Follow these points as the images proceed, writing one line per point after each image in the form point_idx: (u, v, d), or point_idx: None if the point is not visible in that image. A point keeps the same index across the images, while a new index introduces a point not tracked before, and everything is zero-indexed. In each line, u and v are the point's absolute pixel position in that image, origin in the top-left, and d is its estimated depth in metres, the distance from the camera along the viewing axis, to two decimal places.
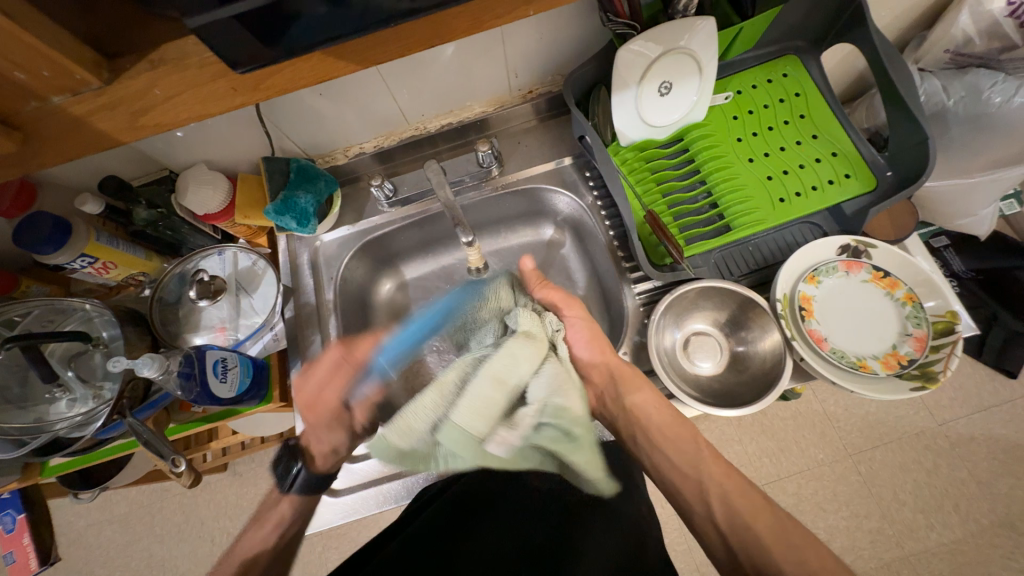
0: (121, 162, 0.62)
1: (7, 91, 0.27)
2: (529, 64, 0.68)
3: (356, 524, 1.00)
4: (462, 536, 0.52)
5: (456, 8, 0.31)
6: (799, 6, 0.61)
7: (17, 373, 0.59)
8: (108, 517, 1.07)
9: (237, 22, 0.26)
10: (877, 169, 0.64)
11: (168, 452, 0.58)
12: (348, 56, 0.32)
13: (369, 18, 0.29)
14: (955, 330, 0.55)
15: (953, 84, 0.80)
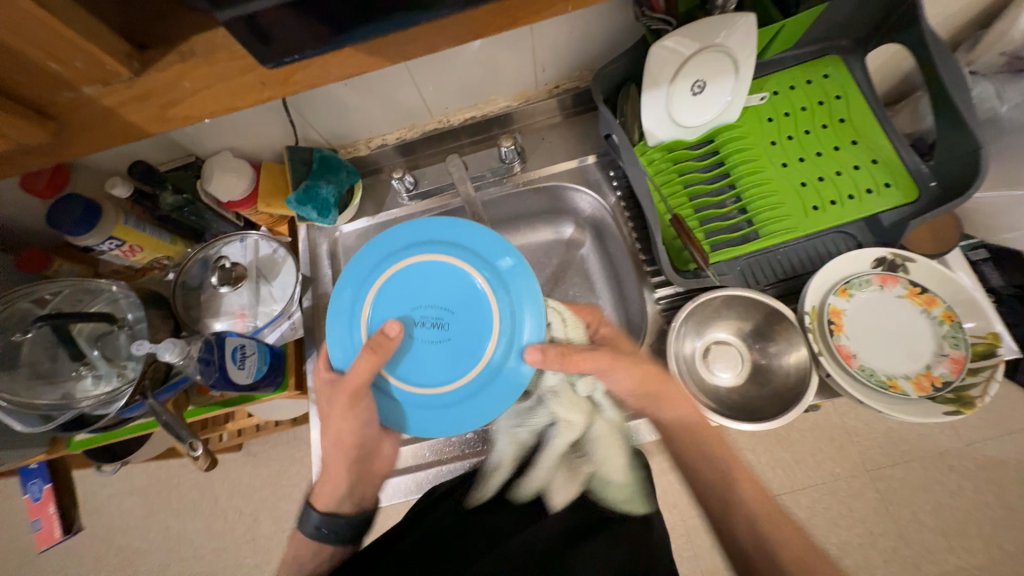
0: (149, 147, 0.63)
1: (42, 80, 0.27)
2: (558, 58, 0.66)
3: None
4: (466, 547, 0.52)
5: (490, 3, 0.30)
6: (848, 4, 0.58)
7: (47, 349, 0.61)
8: (128, 489, 1.11)
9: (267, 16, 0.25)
10: (921, 179, 0.60)
11: (186, 435, 0.61)
12: (379, 51, 0.31)
13: (402, 13, 0.28)
14: (997, 353, 0.52)
15: (1009, 88, 0.77)
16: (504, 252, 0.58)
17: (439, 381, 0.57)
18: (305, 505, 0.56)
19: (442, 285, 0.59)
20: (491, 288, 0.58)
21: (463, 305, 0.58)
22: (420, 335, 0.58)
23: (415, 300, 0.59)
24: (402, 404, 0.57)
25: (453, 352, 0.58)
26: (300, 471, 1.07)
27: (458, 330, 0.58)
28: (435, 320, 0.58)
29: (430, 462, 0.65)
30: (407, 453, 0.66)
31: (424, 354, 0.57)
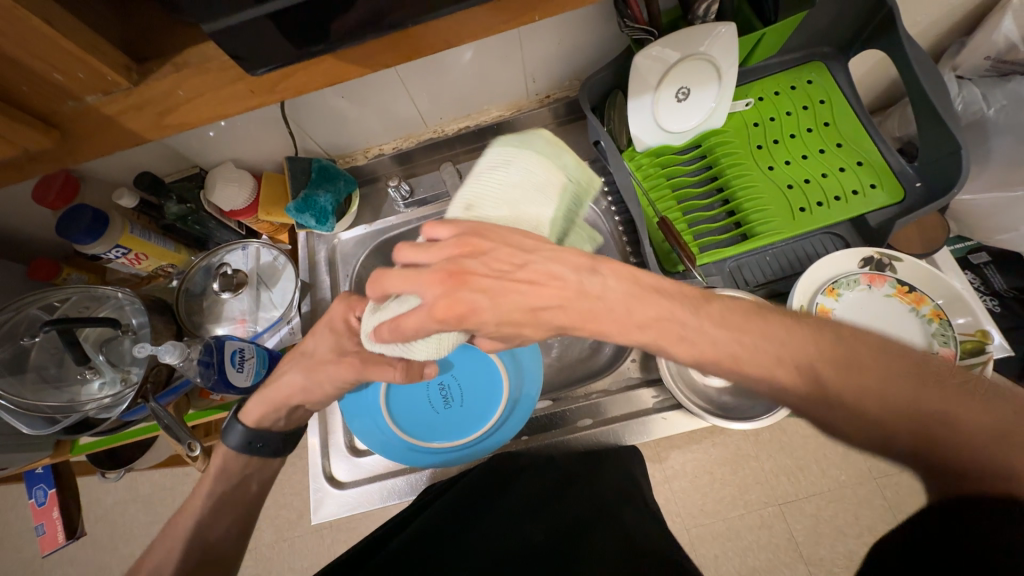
0: (155, 159, 0.66)
1: (46, 91, 0.29)
2: (548, 69, 0.68)
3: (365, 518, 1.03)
4: (466, 542, 0.51)
5: (462, 13, 0.32)
6: (827, 12, 0.60)
7: (55, 355, 0.63)
8: (131, 497, 1.12)
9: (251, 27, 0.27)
10: (905, 179, 0.61)
11: (185, 437, 0.62)
12: (361, 61, 0.33)
13: (380, 20, 0.30)
14: (987, 350, 0.53)
15: (994, 92, 0.79)
16: (532, 388, 0.63)
17: (401, 425, 0.63)
18: (230, 419, 0.58)
19: (478, 377, 0.65)
20: (507, 407, 0.63)
21: (476, 398, 0.64)
22: (431, 394, 0.65)
23: (452, 370, 0.66)
24: (363, 410, 0.63)
25: (435, 421, 0.64)
26: (300, 480, 1.07)
27: (450, 413, 0.64)
28: (446, 394, 0.65)
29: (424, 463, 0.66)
30: None
31: (419, 409, 0.64)
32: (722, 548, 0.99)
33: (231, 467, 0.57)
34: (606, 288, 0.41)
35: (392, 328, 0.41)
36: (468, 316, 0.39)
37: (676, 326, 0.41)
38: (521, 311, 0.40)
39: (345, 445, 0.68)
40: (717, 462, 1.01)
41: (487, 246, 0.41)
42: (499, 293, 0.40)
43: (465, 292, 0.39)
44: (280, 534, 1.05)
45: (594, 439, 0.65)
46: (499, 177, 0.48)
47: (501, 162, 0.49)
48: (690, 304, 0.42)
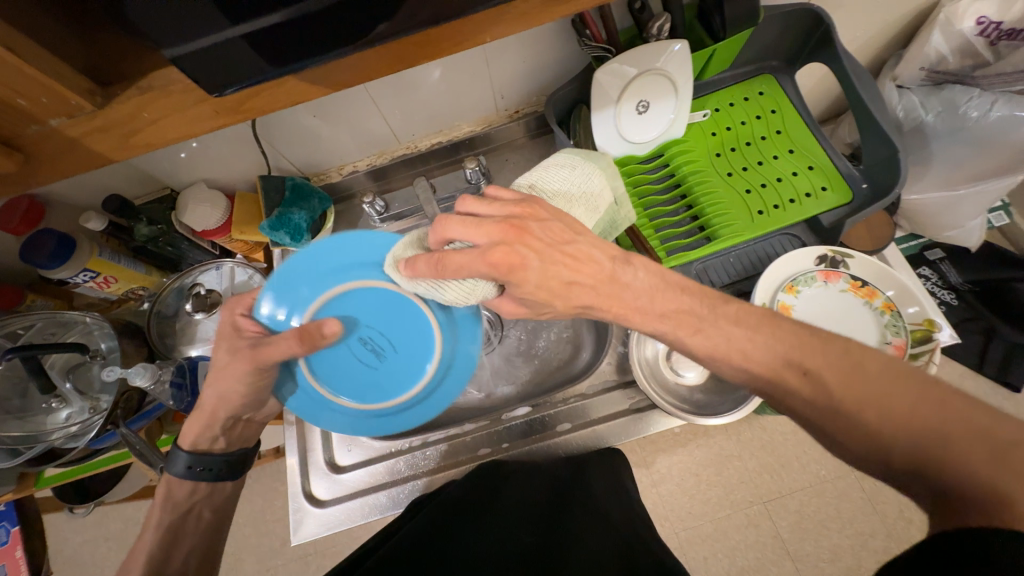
0: (125, 182, 0.65)
1: (11, 115, 0.30)
2: (514, 86, 0.71)
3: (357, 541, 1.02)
4: (449, 552, 0.52)
5: (419, 36, 0.34)
6: (771, 28, 0.64)
7: (17, 385, 0.60)
8: (103, 534, 1.08)
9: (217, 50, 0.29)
10: (853, 181, 0.65)
11: (158, 463, 0.61)
12: (326, 81, 0.35)
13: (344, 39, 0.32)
14: (934, 337, 0.56)
15: (931, 99, 0.83)
16: (470, 323, 0.58)
17: (348, 396, 0.57)
18: (174, 447, 0.55)
19: (402, 320, 0.57)
20: (449, 348, 0.58)
21: (410, 346, 0.57)
22: (356, 349, 0.56)
23: (366, 318, 0.56)
24: (302, 395, 0.57)
25: (372, 380, 0.58)
26: (282, 506, 1.04)
27: (388, 367, 0.58)
28: (374, 348, 0.57)
29: (404, 477, 0.66)
30: (383, 470, 0.66)
31: (349, 368, 0.57)
32: (712, 550, 1.00)
33: (176, 494, 0.55)
34: (636, 278, 0.45)
35: (428, 265, 0.43)
36: (516, 270, 0.42)
37: (693, 316, 0.45)
38: (559, 282, 0.43)
39: (324, 463, 0.67)
40: (703, 463, 1.02)
41: (545, 215, 0.44)
42: (546, 262, 0.42)
43: (517, 252, 0.41)
44: (263, 564, 1.02)
45: (577, 443, 0.66)
46: (560, 178, 0.51)
47: (566, 165, 0.53)
48: (708, 303, 0.45)
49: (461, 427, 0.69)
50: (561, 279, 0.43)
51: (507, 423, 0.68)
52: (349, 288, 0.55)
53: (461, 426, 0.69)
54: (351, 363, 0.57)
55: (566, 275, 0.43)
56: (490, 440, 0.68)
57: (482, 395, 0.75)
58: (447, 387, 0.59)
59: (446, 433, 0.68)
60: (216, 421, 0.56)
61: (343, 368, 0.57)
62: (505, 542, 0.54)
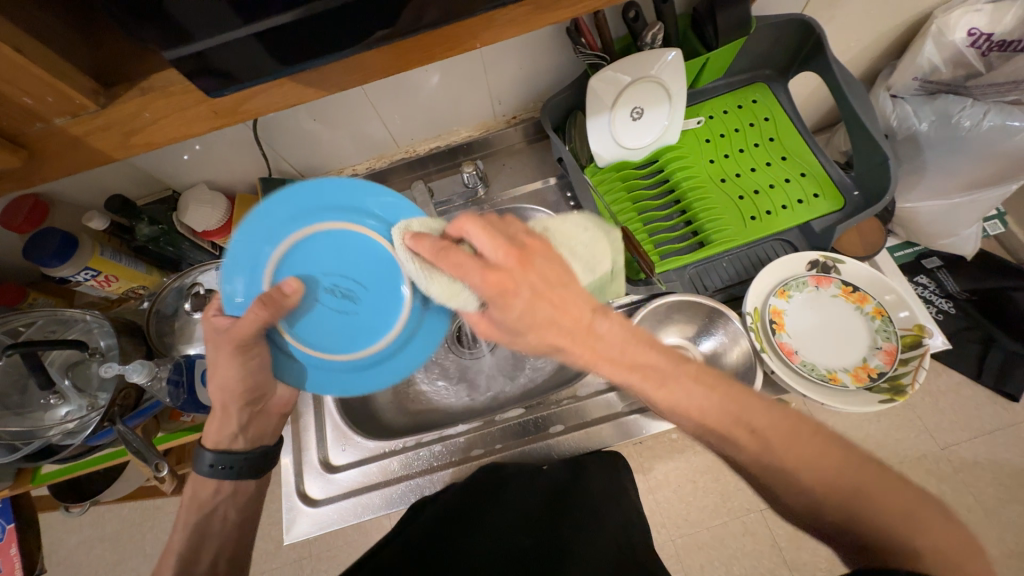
0: (127, 182, 0.67)
1: (17, 113, 0.31)
2: (512, 92, 0.72)
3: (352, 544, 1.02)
4: (451, 552, 0.51)
5: (413, 41, 0.35)
6: (765, 38, 0.66)
7: (17, 381, 0.61)
8: (99, 535, 1.08)
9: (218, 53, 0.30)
10: (845, 188, 0.66)
11: (154, 458, 0.61)
12: (324, 83, 0.36)
13: (341, 44, 0.33)
14: (923, 343, 0.56)
15: (924, 108, 0.84)
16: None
17: (344, 349, 0.54)
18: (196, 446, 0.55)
19: (361, 257, 0.53)
20: None
21: (381, 278, 0.54)
22: (332, 300, 0.53)
23: (324, 267, 0.52)
24: (301, 367, 0.53)
25: (355, 329, 0.54)
26: (278, 508, 1.05)
27: (369, 306, 0.54)
28: (347, 293, 0.53)
29: (397, 478, 0.66)
30: (375, 470, 0.67)
31: (328, 322, 0.53)
32: (708, 558, 1.00)
33: (201, 494, 0.54)
34: (610, 331, 0.45)
35: (433, 250, 0.46)
36: (507, 293, 0.44)
37: (657, 369, 0.44)
38: (541, 319, 0.44)
39: (318, 462, 0.67)
40: (699, 470, 1.02)
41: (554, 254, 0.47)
42: (536, 296, 0.44)
43: (512, 281, 0.44)
44: (258, 567, 1.02)
45: (570, 444, 0.66)
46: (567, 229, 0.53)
47: (582, 222, 0.54)
48: (672, 357, 0.44)
49: (454, 428, 0.69)
50: (543, 317, 0.44)
51: (501, 424, 0.69)
52: (293, 246, 0.50)
53: (454, 427, 0.69)
54: (331, 316, 0.53)
55: (548, 314, 0.44)
56: (483, 441, 0.68)
57: (479, 397, 0.76)
58: (435, 310, 0.56)
59: (439, 435, 0.69)
60: (229, 416, 0.55)
61: (324, 323, 0.53)
62: (506, 545, 0.54)
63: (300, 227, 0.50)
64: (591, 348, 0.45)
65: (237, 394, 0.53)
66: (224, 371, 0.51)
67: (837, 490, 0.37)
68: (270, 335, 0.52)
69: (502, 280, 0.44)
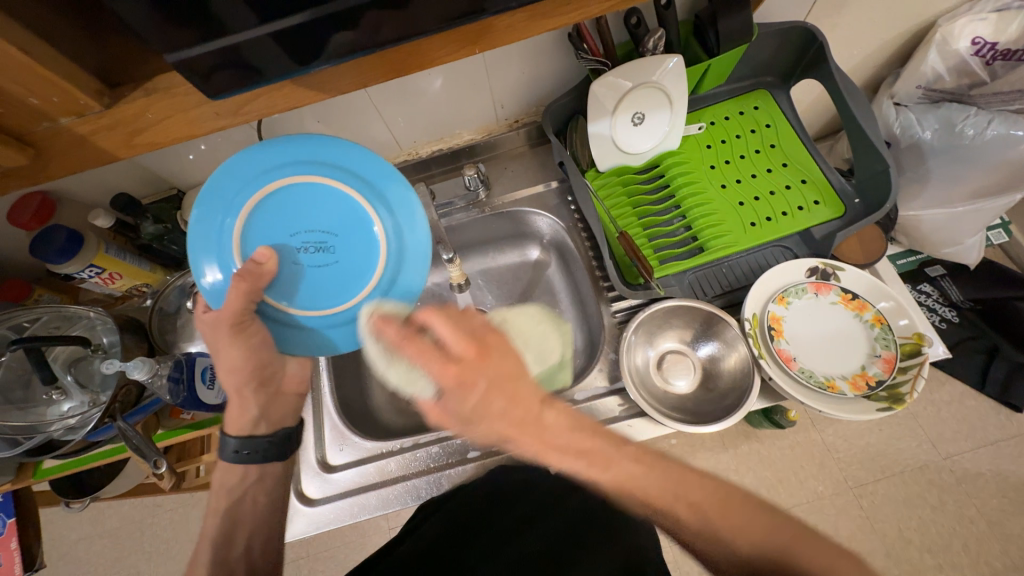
0: (134, 181, 0.68)
1: (24, 112, 0.31)
2: (514, 97, 0.73)
3: (353, 543, 1.04)
4: (462, 557, 0.51)
5: (413, 44, 0.35)
6: (766, 45, 0.66)
7: (21, 376, 0.62)
8: (99, 531, 1.09)
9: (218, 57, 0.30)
10: (846, 196, 0.66)
11: (152, 455, 0.62)
12: (320, 87, 0.36)
13: (342, 48, 0.33)
14: (922, 352, 0.56)
15: (928, 117, 0.84)
16: (372, 163, 0.52)
17: (338, 298, 0.52)
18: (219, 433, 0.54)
19: (316, 205, 0.51)
20: (383, 204, 0.52)
21: (344, 219, 0.51)
22: (308, 259, 0.51)
23: (285, 228, 0.50)
24: (306, 330, 0.52)
25: (338, 280, 0.52)
26: None
27: (344, 249, 0.52)
28: (318, 245, 0.51)
29: (395, 478, 0.66)
30: (372, 470, 0.67)
31: (311, 280, 0.51)
32: None
33: (228, 481, 0.54)
34: (557, 420, 0.43)
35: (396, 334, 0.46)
36: (464, 386, 0.42)
37: (602, 453, 0.42)
38: (497, 413, 0.42)
39: (316, 462, 0.67)
40: None
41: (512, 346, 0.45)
42: (492, 390, 0.42)
43: (470, 374, 0.42)
44: None
45: None
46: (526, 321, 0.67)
47: (536, 316, 0.68)
48: (616, 440, 0.43)
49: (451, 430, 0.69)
50: (496, 409, 0.42)
51: None
52: (248, 216, 0.49)
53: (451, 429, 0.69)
54: (315, 274, 0.51)
55: (502, 407, 0.42)
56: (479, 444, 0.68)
57: None
58: (408, 235, 0.53)
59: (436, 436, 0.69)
60: (240, 411, 0.54)
61: (310, 282, 0.51)
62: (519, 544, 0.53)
63: (244, 193, 0.48)
64: (538, 438, 0.42)
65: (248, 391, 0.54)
66: (228, 353, 0.51)
67: (774, 563, 0.37)
68: (264, 312, 0.51)
69: (463, 372, 0.42)
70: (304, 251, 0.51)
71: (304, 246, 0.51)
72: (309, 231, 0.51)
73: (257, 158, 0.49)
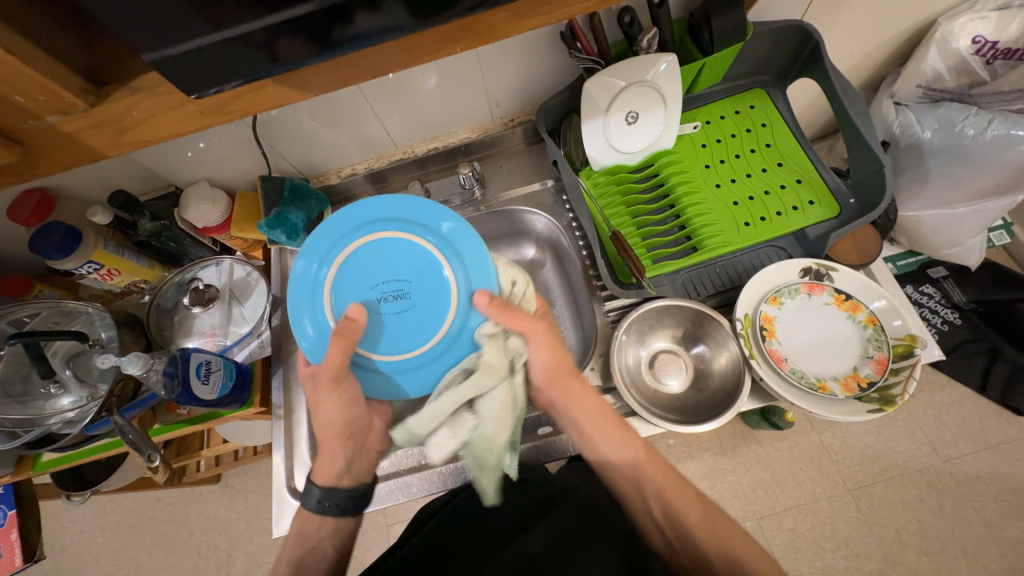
0: (132, 178, 0.68)
1: (10, 111, 0.32)
2: (509, 95, 0.73)
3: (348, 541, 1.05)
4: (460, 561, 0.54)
5: (394, 42, 0.35)
6: (762, 43, 0.66)
7: (21, 370, 0.63)
8: (101, 524, 1.11)
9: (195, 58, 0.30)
10: (841, 196, 0.66)
11: (147, 449, 0.63)
12: (300, 86, 0.36)
13: (322, 47, 0.33)
14: (915, 353, 0.56)
15: (927, 117, 0.83)
16: (443, 215, 0.54)
17: (416, 343, 0.52)
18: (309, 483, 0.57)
19: (395, 258, 0.53)
20: (454, 253, 0.54)
21: (419, 267, 0.53)
22: (387, 307, 0.52)
23: (368, 281, 0.53)
24: (386, 376, 0.53)
25: (412, 325, 0.53)
26: None
27: (420, 295, 0.53)
28: (395, 294, 0.53)
29: (387, 474, 0.67)
30: None
31: (389, 327, 0.52)
32: None
33: (308, 530, 0.56)
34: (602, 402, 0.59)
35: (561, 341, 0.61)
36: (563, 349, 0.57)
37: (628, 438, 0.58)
38: (567, 370, 0.57)
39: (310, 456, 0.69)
40: (696, 477, 1.03)
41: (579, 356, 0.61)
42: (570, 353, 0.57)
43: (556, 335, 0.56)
44: (255, 562, 1.06)
45: (561, 445, 0.66)
46: (492, 359, 0.49)
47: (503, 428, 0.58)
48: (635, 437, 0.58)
49: None
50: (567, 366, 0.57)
51: None
52: (336, 274, 0.53)
53: None
54: (393, 321, 0.52)
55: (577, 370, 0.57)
56: None
57: None
58: (478, 281, 0.53)
59: None
60: None
61: (389, 328, 0.52)
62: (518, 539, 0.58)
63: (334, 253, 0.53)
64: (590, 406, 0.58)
65: None
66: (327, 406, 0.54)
67: None
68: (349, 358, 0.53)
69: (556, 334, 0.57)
70: (383, 299, 0.53)
71: (382, 294, 0.53)
72: (387, 281, 0.53)
73: (349, 219, 0.53)
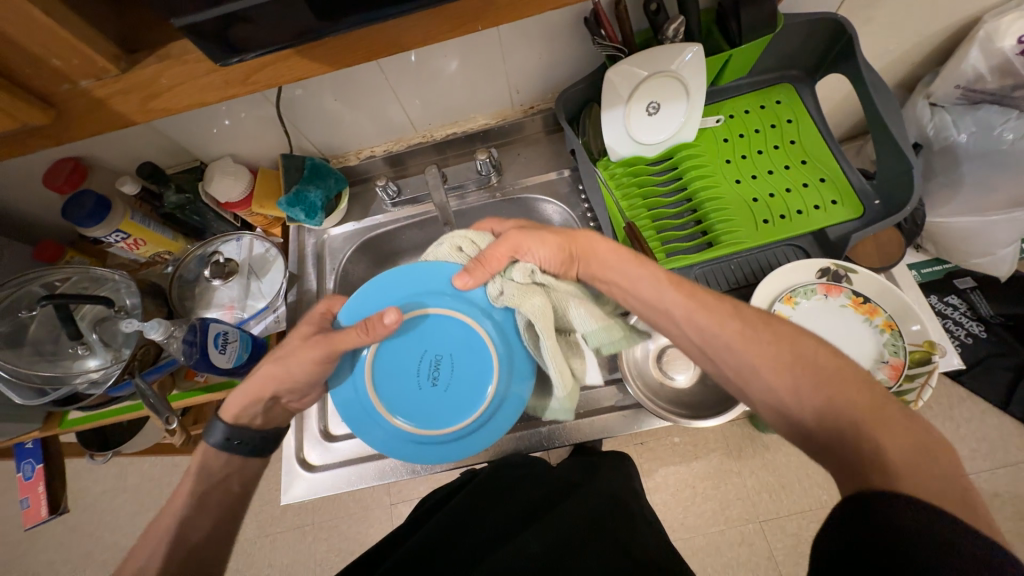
0: (159, 151, 0.71)
1: (45, 72, 0.33)
2: (530, 82, 0.72)
3: (353, 516, 1.08)
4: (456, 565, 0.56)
5: (412, 16, 0.35)
6: (793, 36, 0.64)
7: (52, 331, 0.66)
8: (121, 486, 1.16)
9: (219, 27, 0.31)
10: (866, 197, 0.64)
11: (166, 412, 0.65)
12: (320, 59, 0.37)
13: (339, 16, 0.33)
14: (932, 360, 0.55)
15: (964, 119, 0.80)
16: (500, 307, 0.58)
17: (439, 420, 0.57)
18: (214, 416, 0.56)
19: (446, 334, 0.58)
20: (501, 345, 0.57)
21: (464, 347, 0.58)
22: (425, 379, 0.57)
23: (416, 347, 0.58)
24: (401, 444, 0.56)
25: (438, 401, 0.57)
26: None
27: (456, 376, 0.57)
28: (435, 365, 0.58)
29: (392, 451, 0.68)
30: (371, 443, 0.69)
31: (419, 398, 0.57)
32: (701, 564, 0.99)
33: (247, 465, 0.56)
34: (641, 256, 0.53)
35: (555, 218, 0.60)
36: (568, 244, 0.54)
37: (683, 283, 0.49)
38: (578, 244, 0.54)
39: (318, 431, 0.70)
40: (700, 477, 1.03)
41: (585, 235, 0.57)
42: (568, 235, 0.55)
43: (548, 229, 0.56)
44: (263, 530, 1.10)
45: (565, 434, 0.66)
46: (542, 310, 0.53)
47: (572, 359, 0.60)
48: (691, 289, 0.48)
49: None
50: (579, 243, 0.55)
51: None
52: (384, 348, 0.57)
53: None
54: (423, 391, 0.57)
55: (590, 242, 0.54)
56: None
57: None
58: (515, 377, 0.57)
59: None
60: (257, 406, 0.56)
61: (415, 396, 0.57)
62: (516, 537, 0.58)
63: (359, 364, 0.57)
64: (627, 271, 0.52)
65: (279, 390, 0.56)
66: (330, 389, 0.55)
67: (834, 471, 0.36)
68: (370, 415, 0.57)
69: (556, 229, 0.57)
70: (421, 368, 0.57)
71: (422, 362, 0.58)
72: (432, 350, 0.58)
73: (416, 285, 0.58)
